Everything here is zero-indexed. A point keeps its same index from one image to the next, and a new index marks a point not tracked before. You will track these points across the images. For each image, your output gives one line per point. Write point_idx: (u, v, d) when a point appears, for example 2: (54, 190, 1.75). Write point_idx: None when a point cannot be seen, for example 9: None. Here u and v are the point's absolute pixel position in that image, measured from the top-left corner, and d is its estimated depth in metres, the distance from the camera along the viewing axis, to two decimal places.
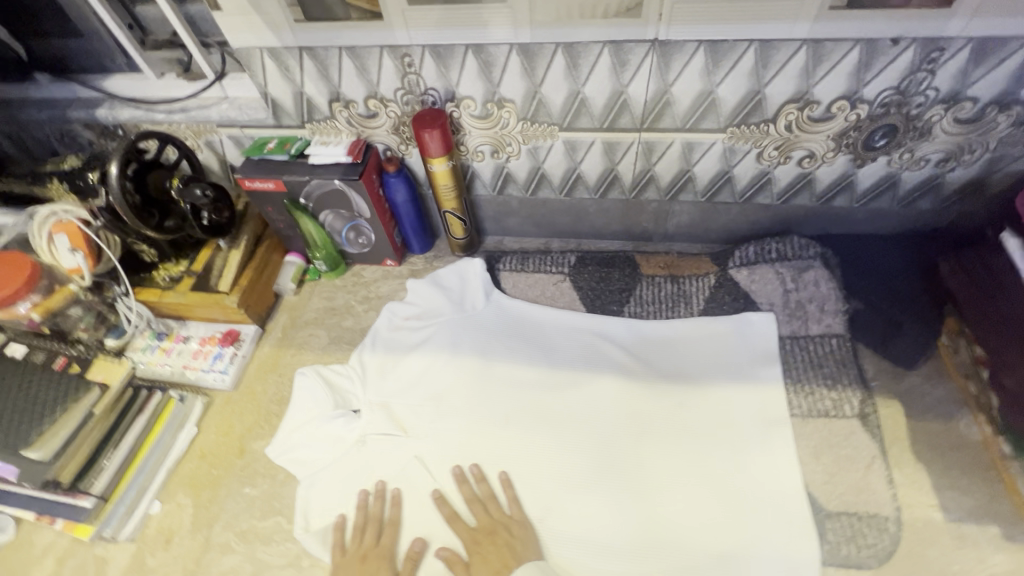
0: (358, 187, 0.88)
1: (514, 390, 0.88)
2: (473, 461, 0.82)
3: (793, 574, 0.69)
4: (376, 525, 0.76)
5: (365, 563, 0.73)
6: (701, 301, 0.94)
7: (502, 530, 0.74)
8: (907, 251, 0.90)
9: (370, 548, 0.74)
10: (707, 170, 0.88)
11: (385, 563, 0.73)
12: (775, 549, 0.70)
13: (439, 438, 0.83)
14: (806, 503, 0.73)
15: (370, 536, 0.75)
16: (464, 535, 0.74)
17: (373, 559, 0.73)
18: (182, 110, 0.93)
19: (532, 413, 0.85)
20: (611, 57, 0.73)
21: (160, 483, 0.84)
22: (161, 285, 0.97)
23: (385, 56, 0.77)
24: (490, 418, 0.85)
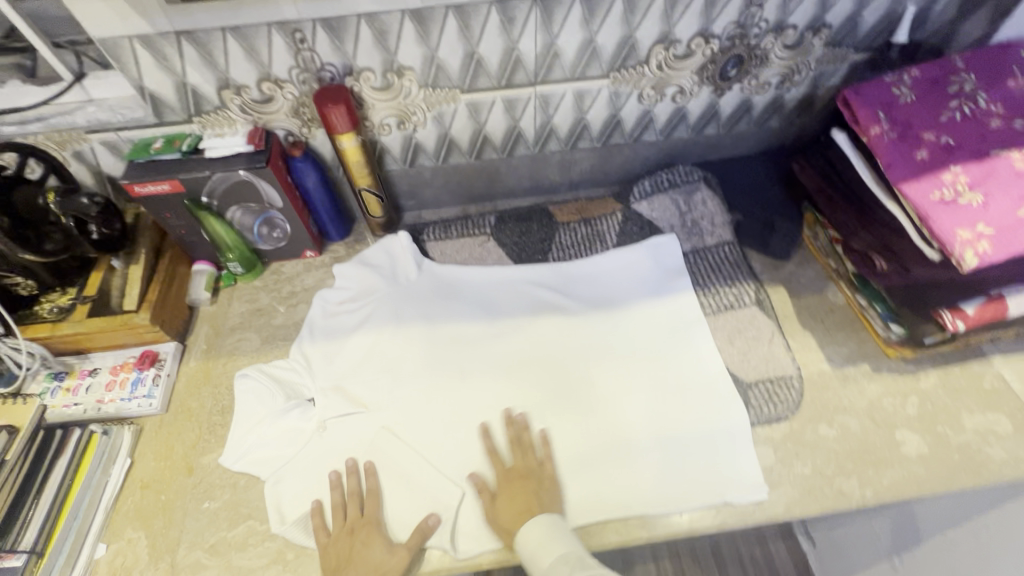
0: (265, 174, 0.86)
1: (465, 345, 0.92)
2: (439, 417, 0.84)
3: (726, 435, 0.82)
4: (356, 499, 0.76)
5: (353, 535, 0.73)
6: (614, 236, 1.05)
7: (532, 476, 0.78)
8: (768, 164, 1.07)
9: (356, 521, 0.75)
10: (598, 115, 0.97)
11: (375, 530, 0.74)
12: (710, 420, 0.83)
13: (399, 405, 0.85)
14: (727, 378, 0.86)
15: (353, 510, 0.76)
16: (501, 472, 0.79)
17: (361, 530, 0.74)
18: (38, 118, 0.84)
19: (485, 361, 0.90)
20: (498, 15, 0.78)
21: (100, 524, 0.76)
22: (49, 318, 0.87)
23: (273, 33, 0.76)
24: (446, 375, 0.88)
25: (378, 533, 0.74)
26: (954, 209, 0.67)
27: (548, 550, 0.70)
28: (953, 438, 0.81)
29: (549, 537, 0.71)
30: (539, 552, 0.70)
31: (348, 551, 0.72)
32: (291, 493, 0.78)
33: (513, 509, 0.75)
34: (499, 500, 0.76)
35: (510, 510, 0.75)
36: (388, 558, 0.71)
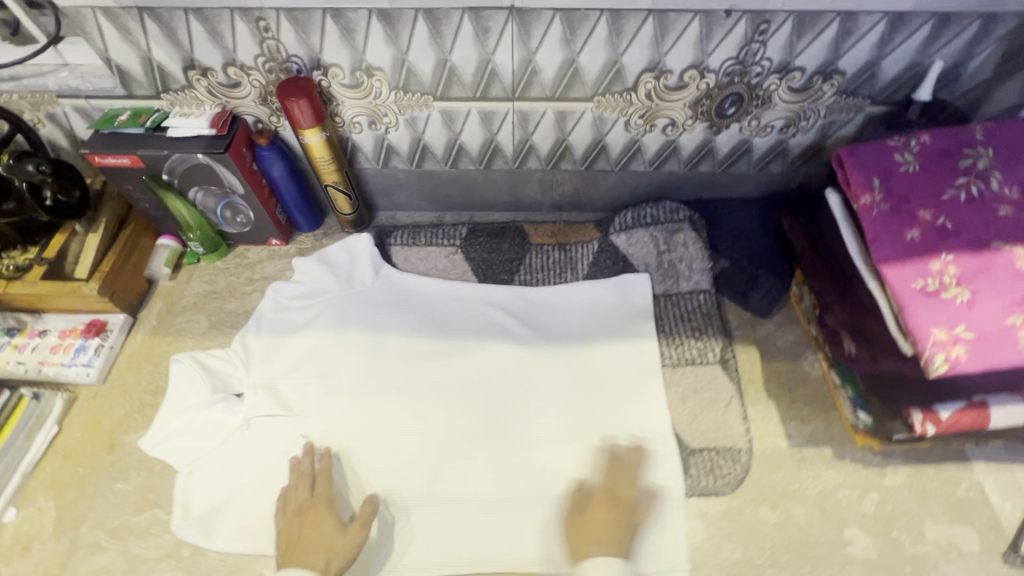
0: (225, 160, 0.84)
1: (408, 361, 0.89)
2: (367, 435, 0.82)
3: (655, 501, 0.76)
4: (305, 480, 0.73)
5: (303, 515, 0.70)
6: (585, 266, 0.99)
7: (615, 503, 0.72)
8: (764, 211, 0.98)
9: (306, 502, 0.71)
10: (581, 139, 0.91)
11: (323, 510, 0.70)
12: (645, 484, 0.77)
13: (327, 415, 0.83)
14: (671, 441, 0.80)
15: (302, 493, 0.72)
16: (609, 488, 0.74)
17: (311, 509, 0.70)
18: (12, 77, 0.83)
19: (422, 383, 0.87)
20: (472, 24, 0.73)
21: (14, 487, 0.77)
22: (6, 274, 0.88)
23: (237, 19, 0.73)
24: (378, 391, 0.85)
25: (327, 514, 0.70)
26: (935, 303, 0.59)
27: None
28: (907, 547, 0.73)
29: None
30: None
31: (298, 530, 0.68)
32: (203, 487, 0.77)
33: (587, 535, 0.69)
34: (581, 521, 0.71)
35: (592, 534, 0.69)
36: (338, 539, 0.67)
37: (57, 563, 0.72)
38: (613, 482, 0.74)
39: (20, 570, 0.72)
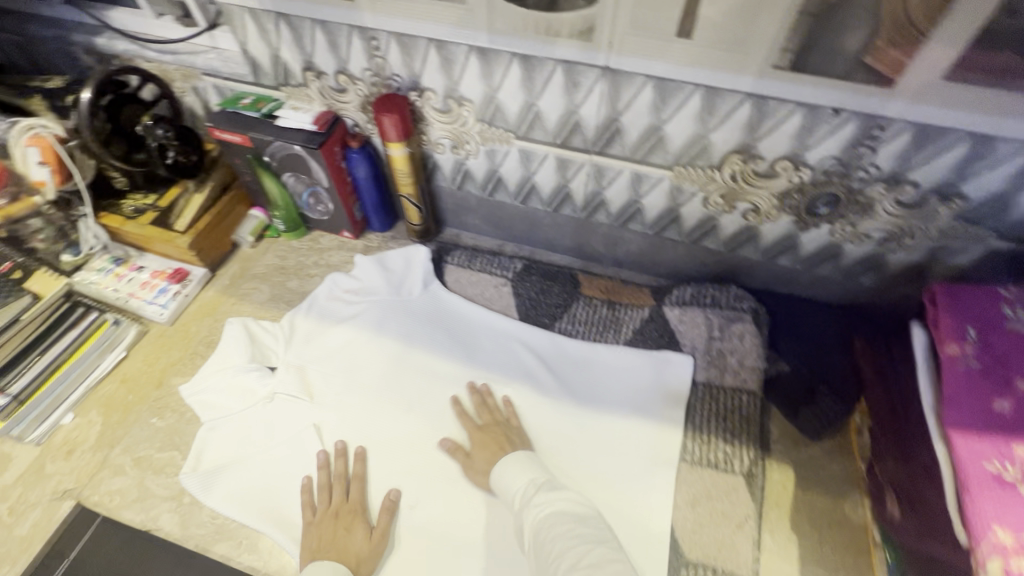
0: (316, 156, 0.91)
1: (428, 378, 0.90)
2: (369, 439, 0.84)
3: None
4: (343, 480, 0.79)
5: (338, 518, 0.75)
6: (630, 331, 0.95)
7: (502, 424, 0.83)
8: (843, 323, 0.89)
9: (341, 504, 0.77)
10: (654, 204, 0.88)
11: (356, 517, 0.76)
12: None
13: (342, 411, 0.87)
14: (665, 544, 0.74)
15: (339, 493, 0.78)
16: (470, 427, 0.83)
17: (347, 513, 0.76)
18: (173, 52, 0.97)
19: (435, 405, 0.88)
20: (564, 76, 0.74)
21: (76, 397, 0.88)
22: (126, 214, 1.02)
23: (354, 35, 0.80)
24: (394, 400, 0.88)
25: (358, 519, 0.75)
26: (1010, 495, 0.50)
27: (521, 476, 0.73)
28: None
29: (520, 466, 0.74)
30: (512, 478, 0.73)
31: (332, 529, 0.74)
32: (218, 445, 0.83)
33: (484, 455, 0.79)
34: (473, 450, 0.80)
35: (481, 455, 0.79)
36: (365, 545, 0.73)
37: (87, 474, 0.82)
38: (473, 421, 0.84)
39: (60, 469, 0.83)
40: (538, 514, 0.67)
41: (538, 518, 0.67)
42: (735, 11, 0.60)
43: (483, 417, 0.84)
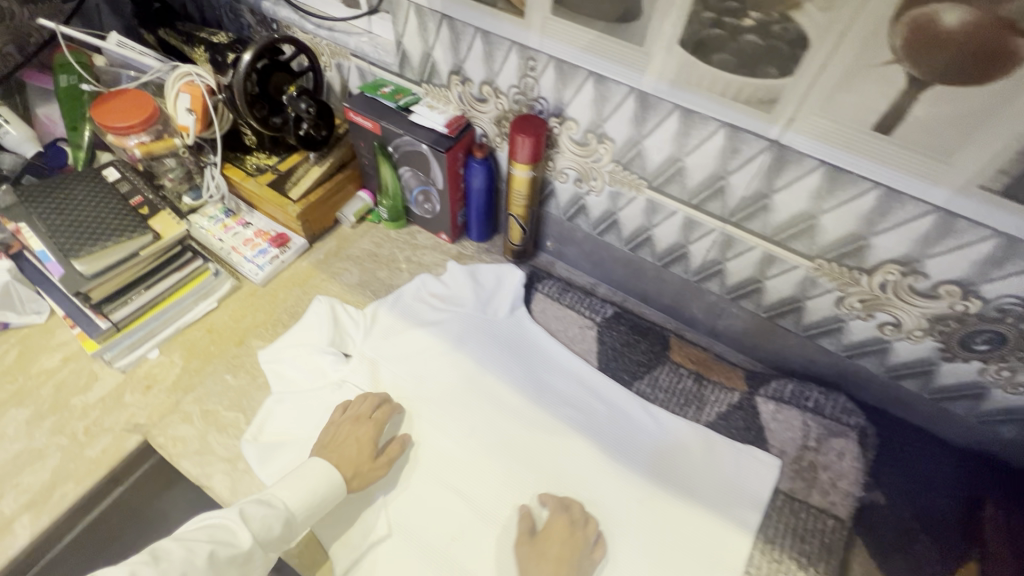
0: (440, 159, 0.91)
1: (494, 410, 0.88)
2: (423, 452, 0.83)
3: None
4: (371, 405, 0.82)
5: (358, 424, 0.80)
6: (712, 413, 0.89)
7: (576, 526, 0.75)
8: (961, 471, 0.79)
9: (366, 414, 0.81)
10: (778, 289, 0.81)
11: (372, 432, 0.79)
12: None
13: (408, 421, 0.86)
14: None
15: (363, 410, 0.81)
16: (553, 523, 0.75)
17: (365, 423, 0.80)
18: (329, 28, 0.99)
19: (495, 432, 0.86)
20: (724, 140, 0.69)
21: (166, 335, 0.92)
22: (248, 170, 1.06)
23: (513, 52, 0.78)
24: (457, 418, 0.86)
25: (372, 431, 0.79)
26: None
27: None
28: None
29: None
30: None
31: (346, 433, 0.79)
32: (283, 420, 0.84)
33: (536, 565, 0.71)
34: (536, 546, 0.73)
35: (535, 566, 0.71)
36: (368, 465, 0.77)
37: (158, 414, 0.85)
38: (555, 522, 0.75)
39: (136, 402, 0.86)
40: None
41: None
42: (952, 120, 0.53)
43: (562, 519, 0.75)
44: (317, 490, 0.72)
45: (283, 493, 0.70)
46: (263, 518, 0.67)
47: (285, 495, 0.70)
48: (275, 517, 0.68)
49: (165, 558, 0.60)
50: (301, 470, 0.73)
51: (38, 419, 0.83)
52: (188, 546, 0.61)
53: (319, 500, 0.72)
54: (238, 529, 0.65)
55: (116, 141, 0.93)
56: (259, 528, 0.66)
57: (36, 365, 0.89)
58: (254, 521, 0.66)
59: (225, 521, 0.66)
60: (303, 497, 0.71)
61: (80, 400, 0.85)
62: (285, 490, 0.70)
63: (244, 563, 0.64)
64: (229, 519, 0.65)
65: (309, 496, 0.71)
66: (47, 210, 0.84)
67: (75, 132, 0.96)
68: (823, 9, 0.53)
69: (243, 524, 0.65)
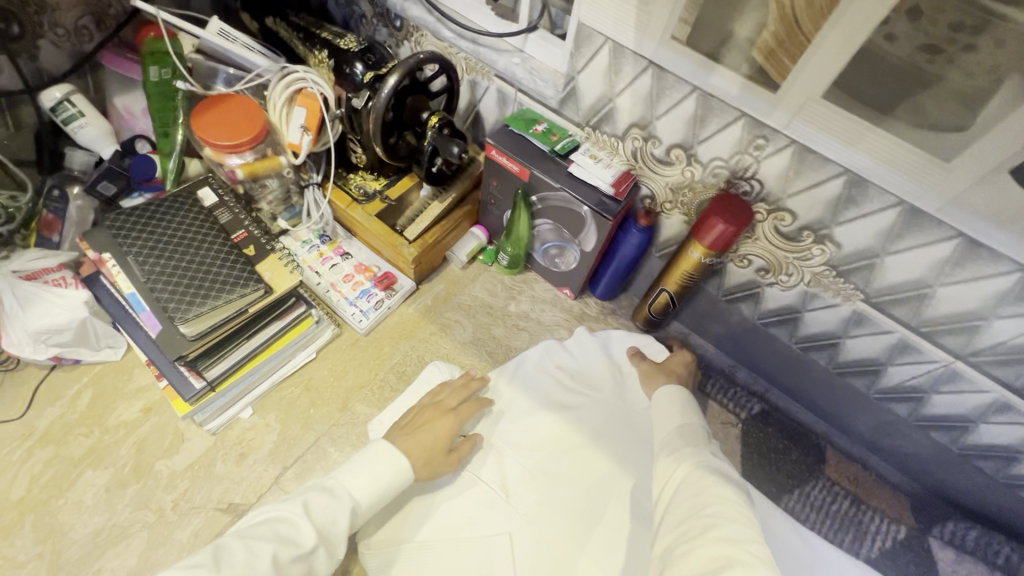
0: (602, 224, 0.77)
1: (618, 486, 0.78)
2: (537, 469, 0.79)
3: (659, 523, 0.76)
4: (459, 394, 0.77)
5: (438, 413, 0.74)
6: (874, 548, 0.78)
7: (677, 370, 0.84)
8: None
9: (450, 405, 0.75)
10: (993, 433, 0.70)
11: (448, 423, 0.73)
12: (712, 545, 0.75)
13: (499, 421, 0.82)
14: None
15: (444, 399, 0.76)
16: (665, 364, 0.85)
17: (442, 413, 0.74)
18: (471, 39, 0.81)
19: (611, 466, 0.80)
20: (1013, 285, 0.55)
21: (261, 391, 0.80)
22: (353, 195, 0.90)
23: (737, 124, 0.63)
24: (574, 449, 0.80)
25: (451, 422, 0.73)
26: None
27: (674, 417, 0.68)
28: None
29: (674, 410, 0.69)
30: (667, 407, 0.70)
31: (421, 421, 0.72)
32: (396, 516, 0.73)
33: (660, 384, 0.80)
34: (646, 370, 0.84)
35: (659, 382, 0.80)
36: (439, 458, 0.70)
37: (256, 492, 0.74)
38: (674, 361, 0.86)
39: (231, 473, 0.75)
40: (677, 475, 0.59)
41: (684, 472, 0.59)
42: None
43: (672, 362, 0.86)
44: (383, 475, 0.62)
45: (347, 482, 0.61)
46: (325, 510, 0.57)
47: (348, 482, 0.61)
48: (339, 510, 0.58)
49: (225, 561, 0.50)
50: (366, 453, 0.64)
51: (119, 486, 0.72)
52: (252, 547, 0.51)
53: (388, 488, 0.63)
54: (302, 522, 0.55)
55: (215, 156, 0.78)
56: (325, 521, 0.57)
57: (112, 416, 0.77)
58: (316, 515, 0.57)
59: (287, 515, 0.55)
60: (367, 486, 0.61)
61: (165, 465, 0.74)
62: (350, 476, 0.61)
63: (307, 562, 0.54)
64: (292, 511, 0.55)
65: (378, 486, 0.62)
66: (146, 248, 0.73)
67: (165, 138, 0.83)
68: None
69: (307, 516, 0.55)
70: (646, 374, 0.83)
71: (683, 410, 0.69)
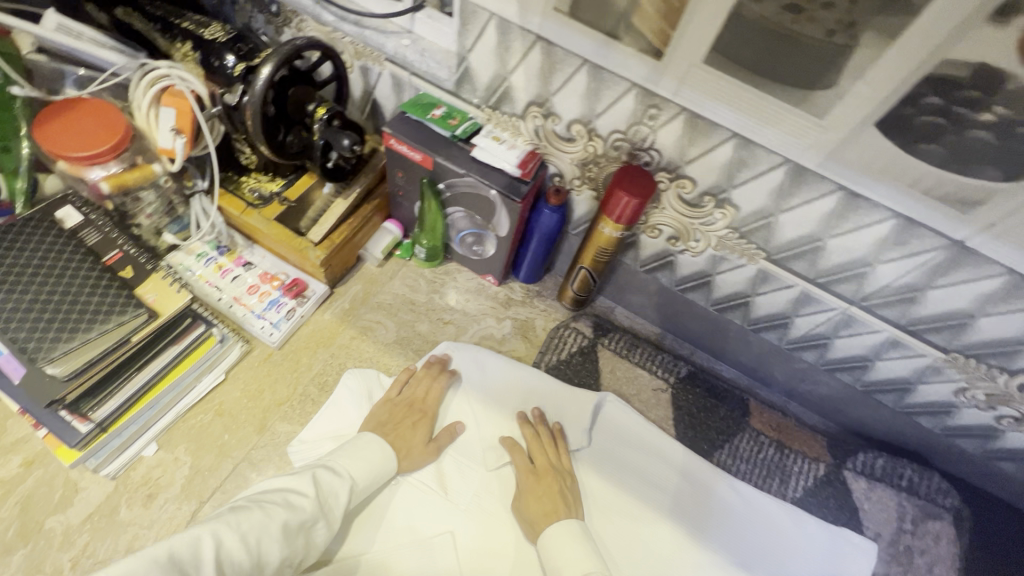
0: (512, 207, 0.75)
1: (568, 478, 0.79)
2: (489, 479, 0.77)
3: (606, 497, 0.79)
4: (423, 379, 0.80)
5: (409, 410, 0.77)
6: (798, 488, 0.83)
7: (557, 471, 0.76)
8: None
9: (419, 402, 0.78)
10: (889, 370, 0.75)
11: (423, 419, 0.76)
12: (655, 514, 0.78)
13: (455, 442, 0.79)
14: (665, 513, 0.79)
15: (415, 390, 0.79)
16: (522, 470, 0.75)
17: (417, 409, 0.77)
18: (356, 22, 0.75)
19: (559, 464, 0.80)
20: (891, 231, 0.59)
21: (164, 424, 0.73)
22: (247, 199, 0.83)
23: (630, 95, 0.62)
24: None
25: (424, 417, 0.77)
26: None
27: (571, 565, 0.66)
28: None
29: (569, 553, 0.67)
30: (561, 557, 0.67)
31: (398, 418, 0.75)
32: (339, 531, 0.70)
33: (537, 509, 0.72)
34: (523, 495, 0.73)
35: (536, 508, 0.72)
36: (418, 449, 0.74)
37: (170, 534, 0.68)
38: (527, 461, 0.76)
39: (137, 519, 0.68)
40: None
41: None
42: None
43: (540, 461, 0.76)
44: (374, 463, 0.68)
45: (339, 462, 0.66)
46: (330, 484, 0.63)
47: (347, 464, 0.66)
48: (340, 487, 0.64)
49: (242, 510, 0.53)
50: (358, 443, 0.69)
51: (3, 553, 0.64)
52: (267, 509, 0.55)
53: (380, 473, 0.69)
54: (305, 490, 0.60)
55: (71, 170, 0.69)
56: (326, 495, 0.62)
57: None
58: (320, 486, 0.62)
59: (295, 486, 0.60)
60: (363, 468, 0.67)
61: (57, 522, 0.67)
62: (346, 459, 0.67)
63: (307, 531, 0.58)
64: (299, 483, 0.60)
65: (369, 465, 0.68)
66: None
67: (6, 153, 0.72)
68: None
69: (312, 484, 0.61)
70: (532, 491, 0.73)
71: (577, 550, 0.67)
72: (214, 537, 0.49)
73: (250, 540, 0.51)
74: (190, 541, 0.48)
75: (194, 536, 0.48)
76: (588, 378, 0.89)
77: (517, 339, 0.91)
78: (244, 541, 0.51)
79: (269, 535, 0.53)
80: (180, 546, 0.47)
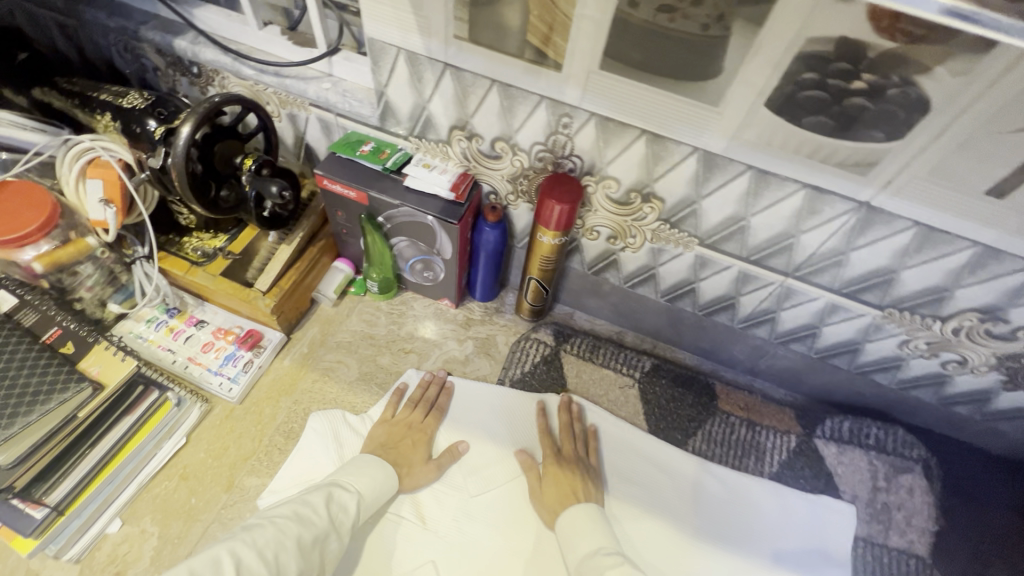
0: (451, 229, 0.76)
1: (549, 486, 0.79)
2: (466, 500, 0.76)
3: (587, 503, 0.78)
4: (421, 403, 0.82)
5: (408, 431, 0.78)
6: (774, 463, 0.84)
7: (575, 461, 0.78)
8: (1002, 479, 0.84)
9: (417, 420, 0.80)
10: (837, 333, 0.78)
11: (421, 440, 0.78)
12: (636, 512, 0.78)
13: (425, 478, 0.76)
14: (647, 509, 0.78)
15: (415, 411, 0.81)
16: (549, 456, 0.77)
17: (416, 429, 0.79)
18: (275, 72, 0.76)
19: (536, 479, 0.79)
20: (803, 201, 0.62)
21: (126, 498, 0.71)
22: (190, 258, 0.82)
23: (541, 107, 0.65)
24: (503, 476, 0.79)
25: (424, 438, 0.78)
26: None
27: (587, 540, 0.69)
28: None
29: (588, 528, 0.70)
30: (582, 536, 0.69)
31: (399, 437, 0.77)
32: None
33: (548, 504, 0.74)
34: (545, 479, 0.76)
35: (554, 495, 0.74)
36: (420, 466, 0.76)
37: None
38: (554, 445, 0.79)
39: None
40: None
41: None
42: None
43: (566, 446, 0.79)
44: (379, 483, 0.69)
45: (351, 481, 0.67)
46: (342, 502, 0.64)
47: (355, 480, 0.68)
48: (349, 500, 0.65)
49: (255, 530, 0.56)
50: (359, 463, 0.71)
51: None
52: (278, 524, 0.57)
53: (382, 492, 0.69)
54: (319, 504, 0.62)
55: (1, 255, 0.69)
56: (337, 512, 0.63)
57: None
58: (332, 503, 0.63)
59: (308, 501, 0.62)
60: (370, 484, 0.68)
61: None
62: (354, 477, 0.68)
63: (322, 547, 0.59)
64: (310, 500, 0.62)
65: (377, 485, 0.69)
66: None
67: None
68: (956, 74, 0.46)
69: (326, 502, 0.63)
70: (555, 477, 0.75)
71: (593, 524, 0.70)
72: (231, 552, 0.52)
73: (268, 556, 0.54)
74: (208, 560, 0.51)
75: (213, 556, 0.51)
76: (555, 385, 0.89)
77: (481, 358, 0.92)
78: (261, 557, 0.53)
79: (285, 549, 0.55)
80: (197, 565, 0.50)
